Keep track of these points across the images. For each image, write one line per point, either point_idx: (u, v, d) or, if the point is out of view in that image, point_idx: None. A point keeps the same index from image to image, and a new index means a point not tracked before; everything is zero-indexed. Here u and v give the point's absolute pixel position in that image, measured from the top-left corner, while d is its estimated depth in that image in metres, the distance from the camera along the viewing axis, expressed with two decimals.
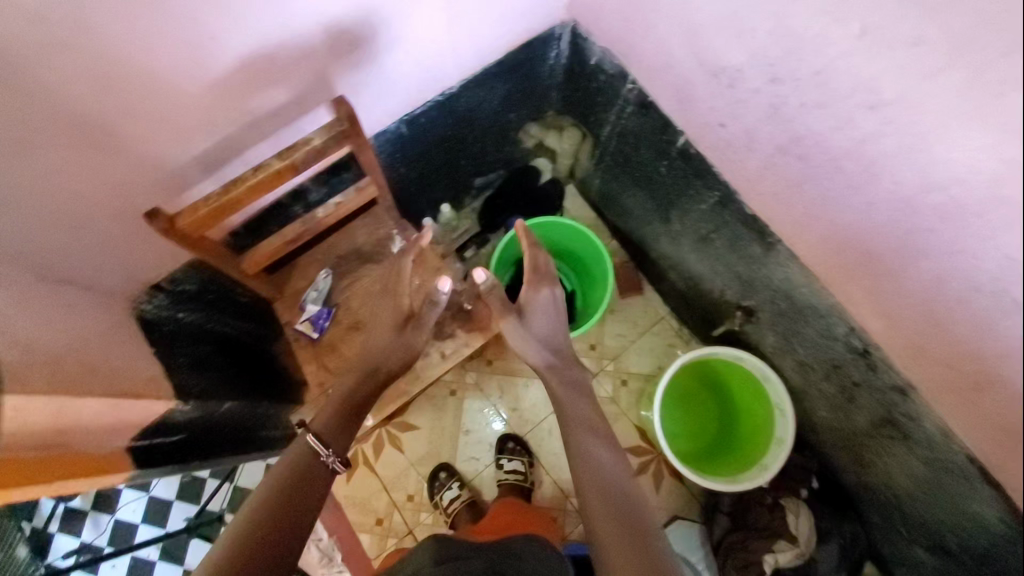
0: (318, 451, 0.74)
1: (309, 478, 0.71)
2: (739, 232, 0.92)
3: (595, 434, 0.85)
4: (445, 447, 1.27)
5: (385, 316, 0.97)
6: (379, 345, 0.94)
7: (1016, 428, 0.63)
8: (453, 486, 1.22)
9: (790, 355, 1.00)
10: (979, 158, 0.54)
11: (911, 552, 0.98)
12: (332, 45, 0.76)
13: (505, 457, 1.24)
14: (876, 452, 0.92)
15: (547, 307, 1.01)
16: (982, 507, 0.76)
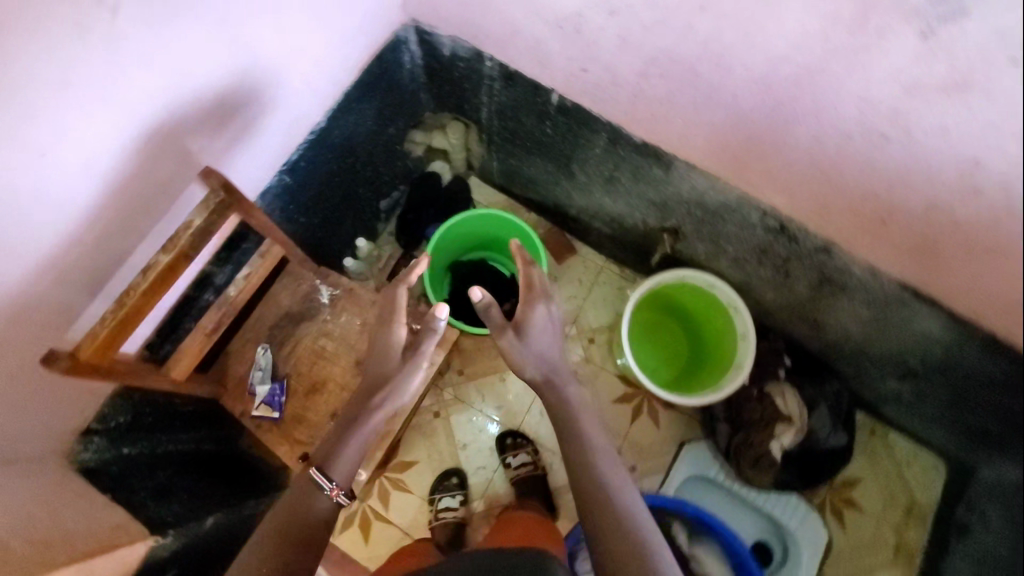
0: (321, 486, 0.72)
1: (315, 516, 0.71)
2: (637, 163, 0.95)
3: (607, 455, 0.78)
4: (450, 469, 1.25)
5: (381, 353, 0.86)
6: (384, 374, 0.84)
7: (929, 241, 0.70)
8: (457, 496, 1.22)
9: (724, 256, 1.05)
10: (808, 21, 0.58)
11: (890, 387, 1.06)
12: (178, 120, 0.72)
13: (510, 454, 1.23)
14: (827, 313, 0.99)
15: (548, 326, 0.88)
16: (928, 324, 0.83)
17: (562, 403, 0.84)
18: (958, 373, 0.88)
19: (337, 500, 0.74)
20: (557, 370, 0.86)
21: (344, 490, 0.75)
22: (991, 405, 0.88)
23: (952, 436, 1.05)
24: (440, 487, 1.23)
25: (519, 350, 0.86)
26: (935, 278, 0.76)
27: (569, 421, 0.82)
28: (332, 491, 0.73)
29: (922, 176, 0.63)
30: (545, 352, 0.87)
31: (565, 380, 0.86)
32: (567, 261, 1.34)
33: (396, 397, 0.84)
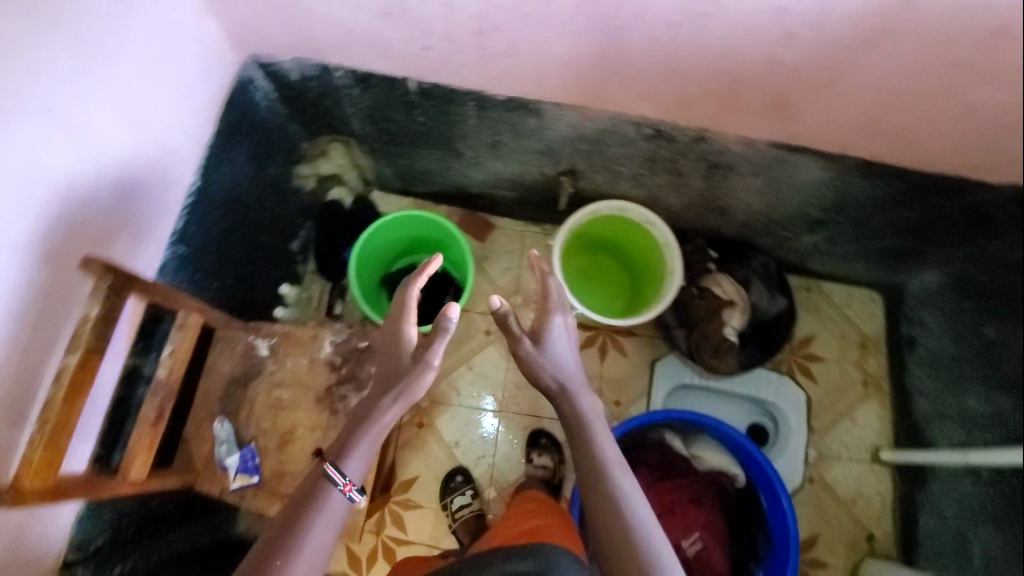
0: (333, 483, 0.68)
1: (328, 517, 0.67)
2: (511, 119, 0.99)
3: (620, 466, 0.72)
4: (453, 469, 1.25)
5: (390, 360, 0.81)
6: (398, 373, 0.78)
7: (778, 89, 0.76)
8: (466, 491, 1.22)
9: (622, 179, 1.10)
10: None
11: (805, 244, 1.15)
12: (55, 219, 0.70)
13: (536, 452, 1.25)
14: (726, 196, 1.06)
15: (565, 335, 0.81)
16: (809, 174, 0.92)
17: (575, 416, 0.77)
18: (848, 204, 0.98)
19: (352, 496, 0.69)
20: (573, 381, 0.78)
21: (358, 487, 0.71)
22: (889, 223, 1.01)
23: (874, 266, 1.18)
24: (449, 489, 1.22)
25: (536, 356, 0.79)
26: (797, 126, 0.83)
27: (579, 434, 0.76)
28: (345, 487, 0.69)
29: (746, 37, 0.69)
30: (560, 360, 0.79)
31: (581, 392, 0.78)
32: (490, 239, 1.36)
33: (407, 397, 0.77)
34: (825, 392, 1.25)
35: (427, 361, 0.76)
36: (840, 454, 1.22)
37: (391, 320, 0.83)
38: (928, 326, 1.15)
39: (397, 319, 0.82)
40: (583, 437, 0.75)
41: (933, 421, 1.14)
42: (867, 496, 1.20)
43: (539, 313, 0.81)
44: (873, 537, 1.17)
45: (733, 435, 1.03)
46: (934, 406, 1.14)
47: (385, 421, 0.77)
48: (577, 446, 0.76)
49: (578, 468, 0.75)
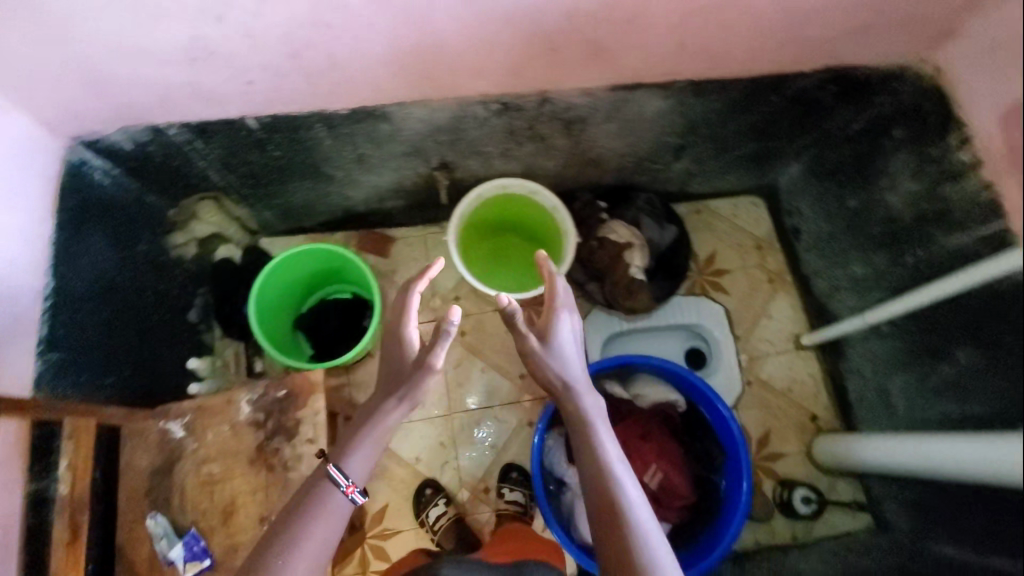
0: (336, 484, 0.75)
1: (328, 515, 0.73)
2: (363, 129, 0.99)
3: (621, 464, 0.73)
4: (421, 483, 1.22)
5: (394, 364, 0.85)
6: (405, 376, 0.82)
7: (591, 35, 0.80)
8: (439, 501, 1.19)
9: (494, 158, 1.13)
10: None
11: (678, 170, 1.22)
12: None
13: (507, 487, 1.21)
14: (592, 146, 1.10)
15: (572, 337, 0.83)
16: (650, 107, 0.98)
17: (579, 419, 0.79)
18: (699, 124, 1.04)
19: (353, 496, 0.75)
20: (578, 380, 0.80)
21: (360, 487, 0.77)
22: (740, 131, 1.08)
23: (745, 174, 1.27)
24: (422, 503, 1.19)
25: (543, 354, 0.81)
26: (624, 65, 0.87)
27: (584, 437, 0.77)
28: (347, 489, 0.75)
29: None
30: (566, 357, 0.81)
31: (585, 392, 0.80)
32: (393, 251, 1.35)
33: (410, 397, 0.82)
34: (739, 300, 1.33)
35: (428, 365, 0.80)
36: (768, 351, 1.30)
37: (396, 327, 0.86)
38: (808, 213, 1.24)
39: (398, 328, 0.85)
40: (585, 439, 0.77)
41: (832, 296, 1.22)
42: (800, 382, 1.28)
43: (544, 313, 0.83)
44: (816, 417, 1.26)
45: (660, 364, 1.08)
46: (829, 282, 1.23)
47: (388, 422, 0.82)
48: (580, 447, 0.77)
49: (580, 464, 0.77)
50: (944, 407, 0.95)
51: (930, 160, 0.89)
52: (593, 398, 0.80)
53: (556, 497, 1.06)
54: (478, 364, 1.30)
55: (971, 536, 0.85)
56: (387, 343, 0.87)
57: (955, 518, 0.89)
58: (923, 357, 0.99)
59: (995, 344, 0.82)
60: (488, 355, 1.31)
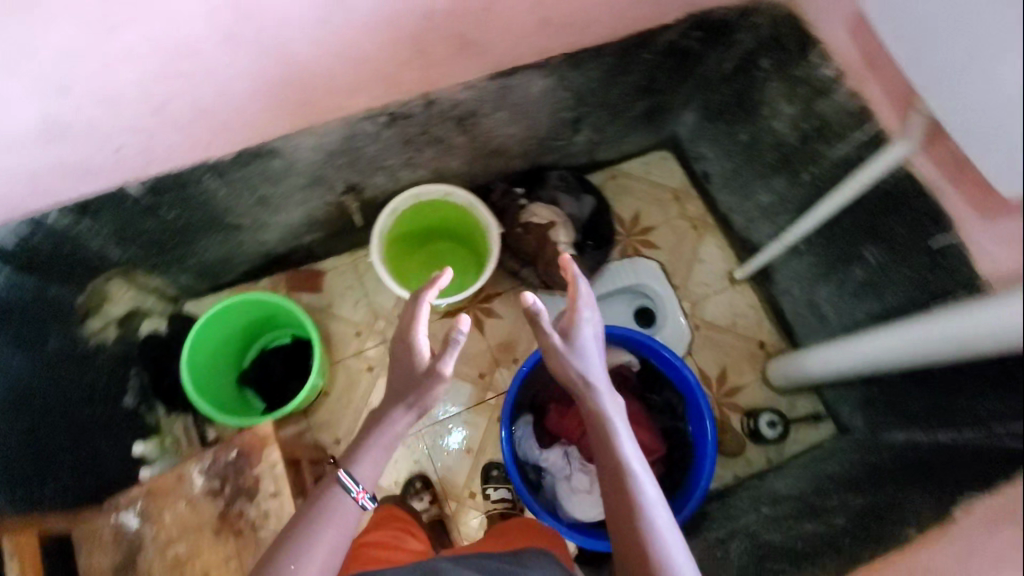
0: (348, 490, 0.76)
1: (338, 519, 0.75)
2: (255, 171, 0.96)
3: (640, 462, 0.74)
4: (410, 478, 1.23)
5: (403, 369, 0.84)
6: (413, 383, 0.82)
7: (450, 30, 0.82)
8: (423, 496, 1.21)
9: (400, 169, 1.12)
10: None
11: (581, 142, 1.25)
12: None
13: (490, 486, 1.21)
14: (492, 136, 1.11)
15: (594, 339, 0.80)
16: (534, 89, 1.01)
17: (596, 420, 0.77)
18: (585, 94, 1.07)
19: (362, 503, 0.77)
20: (599, 380, 0.78)
21: (369, 493, 0.78)
22: (628, 92, 1.12)
23: (644, 132, 1.31)
24: (405, 495, 1.21)
25: (565, 353, 0.79)
26: (493, 52, 0.89)
27: (603, 437, 0.76)
28: (358, 494, 0.77)
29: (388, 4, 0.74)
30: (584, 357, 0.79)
31: (605, 391, 0.78)
32: (326, 285, 1.32)
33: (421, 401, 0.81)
34: (669, 253, 1.38)
35: (438, 372, 0.80)
36: (706, 293, 1.35)
37: (405, 334, 0.85)
38: (711, 156, 1.30)
39: (405, 334, 0.85)
40: (603, 440, 0.76)
41: (750, 228, 1.28)
42: (743, 315, 1.33)
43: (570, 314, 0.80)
44: (764, 343, 1.31)
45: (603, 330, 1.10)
46: (744, 216, 1.28)
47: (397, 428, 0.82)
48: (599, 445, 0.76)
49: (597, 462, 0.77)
50: (866, 306, 1.01)
51: (800, 82, 0.94)
52: (609, 394, 0.78)
53: (536, 484, 1.06)
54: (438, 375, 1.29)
55: (917, 417, 0.91)
56: (396, 349, 0.86)
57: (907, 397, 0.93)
58: (837, 264, 1.06)
59: (896, 238, 0.89)
60: None
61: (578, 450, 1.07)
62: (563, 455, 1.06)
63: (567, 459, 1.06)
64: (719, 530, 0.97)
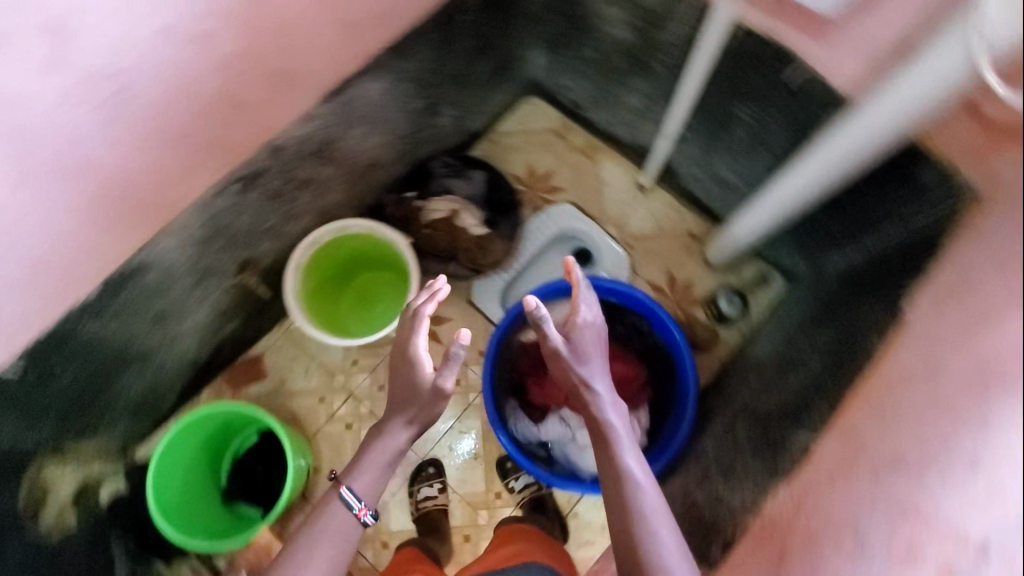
0: (350, 507, 0.82)
1: (337, 534, 0.81)
2: (133, 292, 0.90)
3: (639, 462, 0.74)
4: (422, 460, 1.21)
5: (405, 385, 0.86)
6: (415, 400, 0.86)
7: (258, 68, 0.79)
8: (434, 482, 1.19)
9: (285, 224, 1.07)
10: None
11: (447, 121, 1.24)
12: None
13: (513, 477, 1.19)
14: (359, 153, 1.08)
15: (596, 346, 0.81)
16: (376, 92, 0.98)
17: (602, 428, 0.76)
18: (426, 76, 1.06)
19: (363, 520, 0.83)
20: (598, 385, 0.78)
21: (370, 510, 0.84)
22: (468, 55, 1.11)
23: (500, 87, 1.32)
24: (416, 479, 1.18)
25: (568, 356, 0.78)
26: (315, 72, 0.86)
27: (609, 443, 0.75)
28: (361, 511, 0.83)
29: (178, 68, 0.71)
30: (585, 358, 0.78)
31: (604, 399, 0.77)
32: (269, 366, 1.25)
33: (431, 411, 0.86)
34: (576, 189, 1.39)
35: (440, 380, 0.83)
36: (624, 210, 1.37)
37: (405, 345, 0.87)
38: (574, 83, 1.31)
39: (404, 351, 0.87)
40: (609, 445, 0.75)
41: (635, 134, 1.30)
42: (666, 214, 1.36)
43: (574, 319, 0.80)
44: (692, 231, 1.34)
45: (552, 292, 1.11)
46: (625, 126, 1.31)
47: (395, 445, 0.86)
48: (604, 452, 0.76)
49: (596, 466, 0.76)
50: (761, 160, 1.05)
51: None
52: (608, 400, 0.78)
53: (547, 458, 1.05)
54: None
55: (844, 235, 0.97)
56: (399, 364, 0.87)
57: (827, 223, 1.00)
58: (720, 133, 1.09)
59: (757, 90, 0.93)
60: None
61: (571, 410, 1.06)
62: (559, 420, 1.06)
63: (564, 423, 1.06)
64: (720, 419, 1.00)
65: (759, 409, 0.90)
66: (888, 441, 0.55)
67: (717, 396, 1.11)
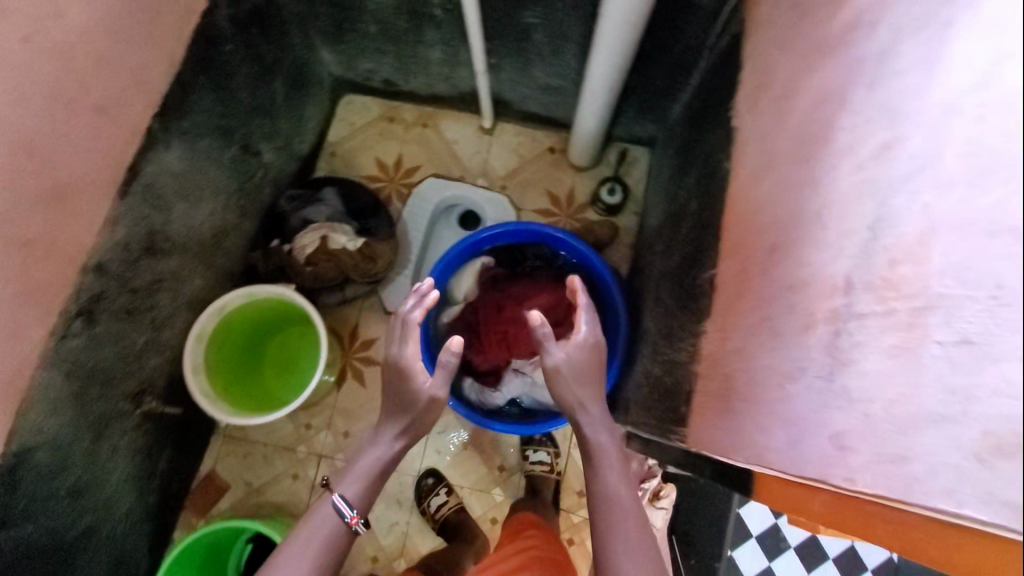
0: (342, 513, 0.79)
1: (326, 542, 0.78)
2: (31, 481, 0.80)
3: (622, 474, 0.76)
4: (421, 474, 1.20)
5: (397, 395, 0.86)
6: (413, 415, 0.87)
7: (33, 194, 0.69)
8: (440, 489, 1.17)
9: (158, 334, 0.99)
10: None
11: (273, 156, 1.18)
12: None
13: (527, 449, 1.18)
14: (196, 228, 1.00)
15: (595, 372, 0.82)
16: (173, 162, 0.91)
17: (599, 446, 0.78)
18: (219, 120, 0.99)
19: (353, 528, 0.80)
20: (593, 408, 0.80)
21: (363, 518, 0.81)
22: (253, 84, 1.05)
23: (308, 101, 1.27)
24: (422, 493, 1.16)
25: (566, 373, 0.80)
26: (98, 170, 0.78)
27: (603, 461, 0.77)
28: (354, 519, 0.80)
29: None
30: (584, 380, 0.81)
31: (597, 424, 0.80)
32: (227, 475, 1.19)
33: (428, 412, 0.88)
34: (430, 161, 1.37)
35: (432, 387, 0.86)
36: (484, 158, 1.36)
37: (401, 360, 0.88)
38: (376, 64, 1.27)
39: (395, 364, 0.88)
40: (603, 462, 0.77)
41: (454, 84, 1.29)
42: (520, 143, 1.37)
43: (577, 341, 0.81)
44: (553, 146, 1.36)
45: (461, 269, 1.10)
46: (442, 82, 1.29)
47: (378, 458, 0.86)
48: (594, 469, 0.77)
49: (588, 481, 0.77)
50: (571, 54, 1.08)
51: None
52: (600, 425, 0.80)
53: (527, 409, 1.06)
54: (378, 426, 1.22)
55: (670, 85, 1.07)
56: (390, 375, 0.87)
57: (653, 75, 1.08)
58: (524, 47, 1.10)
59: None
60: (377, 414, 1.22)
61: (519, 358, 1.04)
62: (515, 373, 1.04)
63: (520, 373, 1.03)
64: (648, 297, 1.03)
65: (670, 271, 0.93)
66: (763, 225, 0.58)
67: (637, 279, 1.16)
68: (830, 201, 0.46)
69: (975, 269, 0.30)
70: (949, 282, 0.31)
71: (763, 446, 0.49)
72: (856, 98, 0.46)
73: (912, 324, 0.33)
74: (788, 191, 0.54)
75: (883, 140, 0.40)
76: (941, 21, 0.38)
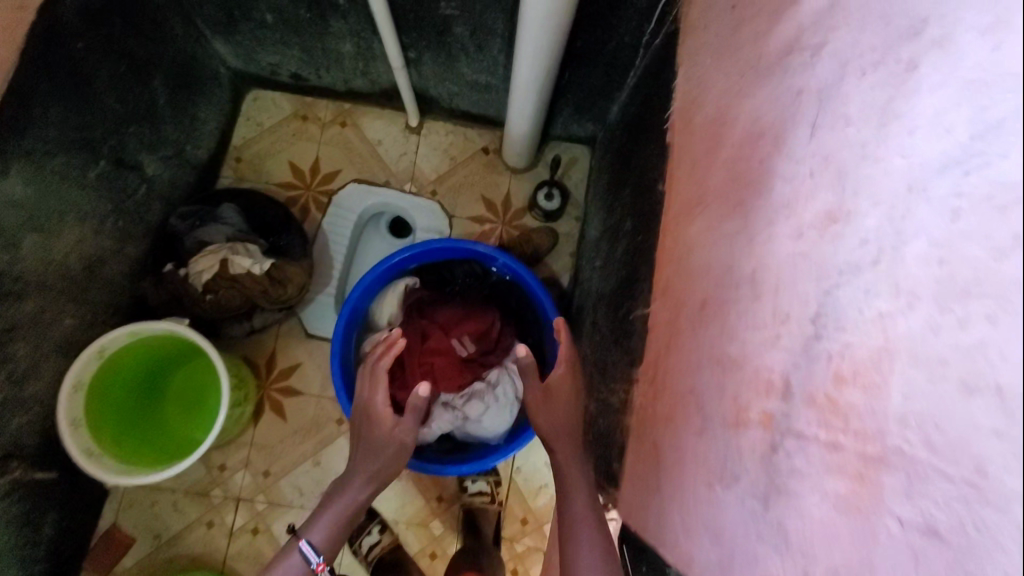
0: (308, 559, 0.72)
1: None
2: None
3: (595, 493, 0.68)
4: None
5: (367, 441, 0.83)
6: (387, 467, 0.81)
7: None
8: (372, 528, 1.09)
9: (21, 387, 0.84)
10: None
11: (158, 166, 1.02)
12: None
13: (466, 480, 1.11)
14: (59, 260, 0.85)
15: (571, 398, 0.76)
16: (15, 188, 0.75)
17: (569, 469, 0.71)
18: (77, 131, 0.83)
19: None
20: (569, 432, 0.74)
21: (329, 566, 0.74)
22: (120, 86, 0.90)
23: (202, 100, 1.11)
24: (353, 533, 1.08)
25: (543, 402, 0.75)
26: None
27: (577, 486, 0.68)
28: (319, 565, 0.72)
29: None
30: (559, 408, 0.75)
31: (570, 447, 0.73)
32: (131, 527, 1.07)
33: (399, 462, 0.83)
34: (352, 164, 1.23)
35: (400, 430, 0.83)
36: (411, 161, 1.24)
37: (372, 405, 0.85)
38: (281, 57, 1.12)
39: (365, 411, 0.84)
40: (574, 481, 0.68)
41: (373, 79, 1.16)
42: (450, 143, 1.24)
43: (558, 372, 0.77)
44: (487, 147, 1.25)
45: (380, 293, 0.98)
46: (359, 76, 1.15)
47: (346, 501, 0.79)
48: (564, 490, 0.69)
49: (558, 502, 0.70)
50: (496, 48, 0.96)
51: None
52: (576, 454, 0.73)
53: (459, 442, 0.97)
54: (299, 464, 1.11)
55: (607, 82, 0.98)
56: (360, 423, 0.85)
57: (588, 72, 0.98)
58: (445, 40, 0.98)
59: None
60: (301, 450, 1.11)
61: (448, 392, 0.95)
62: (444, 408, 0.94)
63: (450, 409, 0.94)
64: (588, 318, 0.95)
65: (607, 294, 0.85)
66: (693, 274, 0.49)
67: (577, 293, 1.08)
68: (764, 267, 0.38)
69: (944, 431, 0.22)
70: (911, 437, 0.24)
71: (694, 553, 0.42)
72: (793, 138, 0.37)
73: (864, 475, 0.26)
74: (719, 242, 0.45)
75: (827, 207, 0.32)
76: (898, 55, 0.29)
